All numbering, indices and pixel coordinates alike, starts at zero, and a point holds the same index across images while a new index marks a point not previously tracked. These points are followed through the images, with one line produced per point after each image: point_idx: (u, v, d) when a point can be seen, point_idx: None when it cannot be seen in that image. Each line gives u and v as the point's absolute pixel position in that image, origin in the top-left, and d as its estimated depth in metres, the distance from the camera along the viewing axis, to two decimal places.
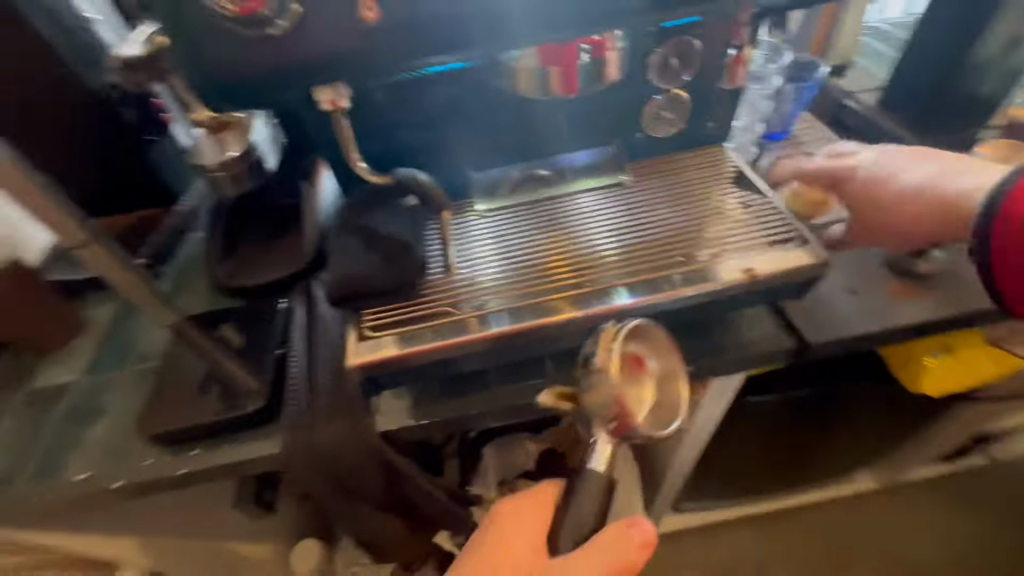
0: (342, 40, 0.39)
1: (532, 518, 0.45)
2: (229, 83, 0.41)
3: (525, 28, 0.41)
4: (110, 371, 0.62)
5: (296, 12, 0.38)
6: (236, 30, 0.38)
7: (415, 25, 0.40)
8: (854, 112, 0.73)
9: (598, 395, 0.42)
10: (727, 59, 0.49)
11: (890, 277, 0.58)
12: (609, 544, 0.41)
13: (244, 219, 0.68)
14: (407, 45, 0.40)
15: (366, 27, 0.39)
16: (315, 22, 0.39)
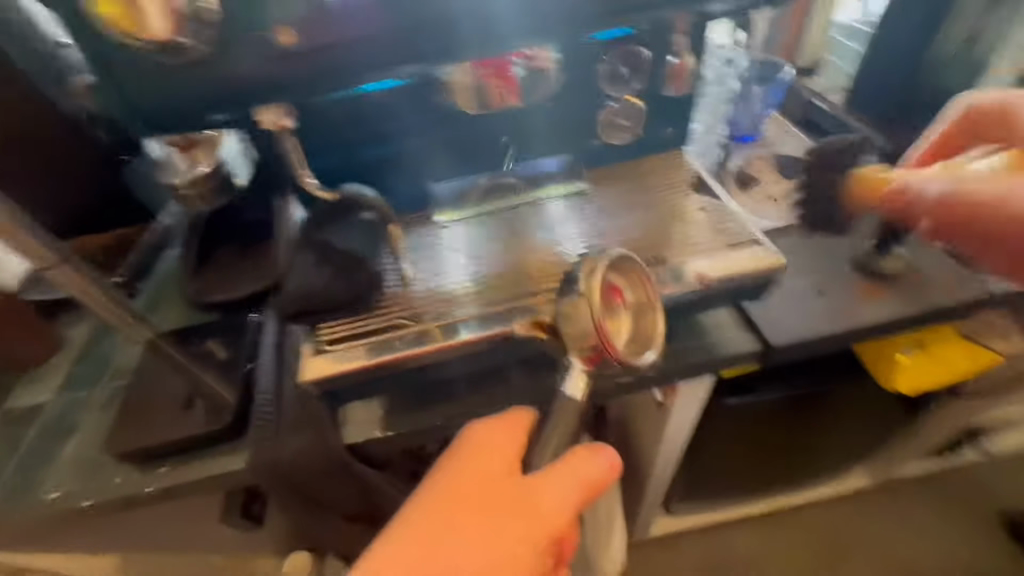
0: (281, 59, 0.39)
1: (509, 441, 0.47)
2: (154, 111, 0.40)
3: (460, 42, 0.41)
4: (84, 389, 0.63)
5: (211, 35, 0.37)
6: (159, 59, 0.37)
7: (342, 45, 0.39)
8: (824, 112, 0.73)
9: (577, 319, 0.41)
10: (669, 66, 0.49)
11: (856, 275, 0.58)
12: (578, 458, 0.45)
13: (219, 236, 0.69)
14: (337, 65, 0.40)
15: (288, 50, 0.39)
16: (241, 45, 0.38)
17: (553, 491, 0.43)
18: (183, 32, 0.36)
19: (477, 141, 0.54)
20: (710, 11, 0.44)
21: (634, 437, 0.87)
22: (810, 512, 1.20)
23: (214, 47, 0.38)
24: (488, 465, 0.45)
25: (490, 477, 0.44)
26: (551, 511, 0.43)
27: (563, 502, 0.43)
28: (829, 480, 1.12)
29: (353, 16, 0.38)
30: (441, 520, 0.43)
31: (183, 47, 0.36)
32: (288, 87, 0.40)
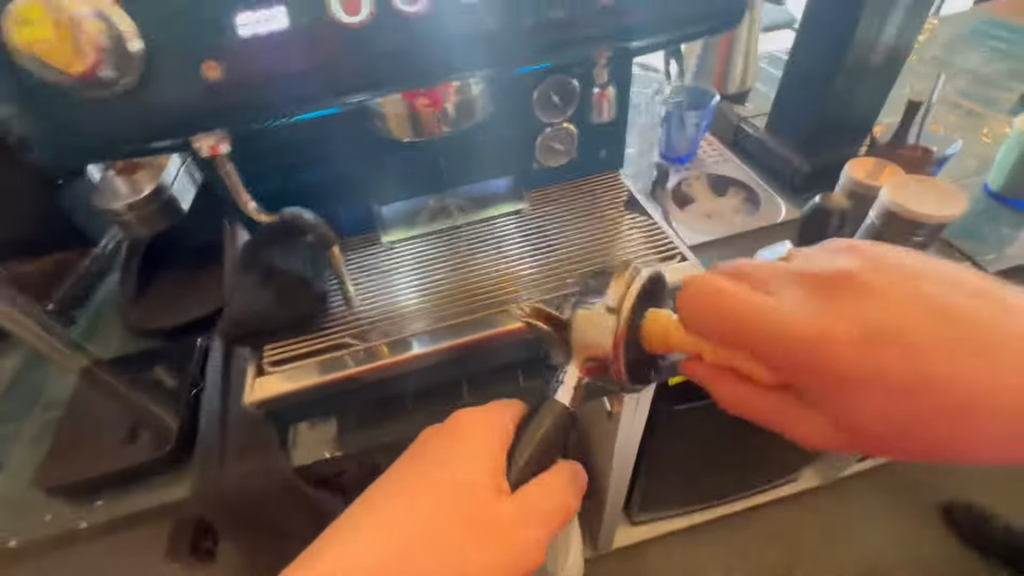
0: (212, 90, 0.40)
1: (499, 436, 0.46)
2: (80, 141, 0.40)
3: (391, 74, 0.42)
4: (9, 424, 0.59)
5: (136, 65, 0.38)
6: (85, 92, 0.38)
7: (269, 79, 0.40)
8: (751, 136, 0.79)
9: (595, 330, 0.41)
10: (593, 95, 0.52)
11: None
12: (555, 480, 0.44)
13: (164, 262, 0.68)
14: (266, 98, 0.41)
15: (213, 83, 0.40)
16: (159, 74, 0.39)
17: (525, 511, 0.43)
18: (110, 66, 0.37)
19: (421, 165, 0.55)
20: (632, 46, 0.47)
21: (591, 450, 0.88)
22: (766, 514, 1.25)
23: (144, 81, 0.38)
24: (466, 475, 0.43)
25: (466, 487, 0.43)
26: (520, 532, 0.42)
27: (533, 525, 0.43)
28: (780, 482, 1.17)
29: (280, 50, 0.40)
30: (411, 522, 0.42)
31: (117, 84, 0.38)
32: (217, 115, 0.41)
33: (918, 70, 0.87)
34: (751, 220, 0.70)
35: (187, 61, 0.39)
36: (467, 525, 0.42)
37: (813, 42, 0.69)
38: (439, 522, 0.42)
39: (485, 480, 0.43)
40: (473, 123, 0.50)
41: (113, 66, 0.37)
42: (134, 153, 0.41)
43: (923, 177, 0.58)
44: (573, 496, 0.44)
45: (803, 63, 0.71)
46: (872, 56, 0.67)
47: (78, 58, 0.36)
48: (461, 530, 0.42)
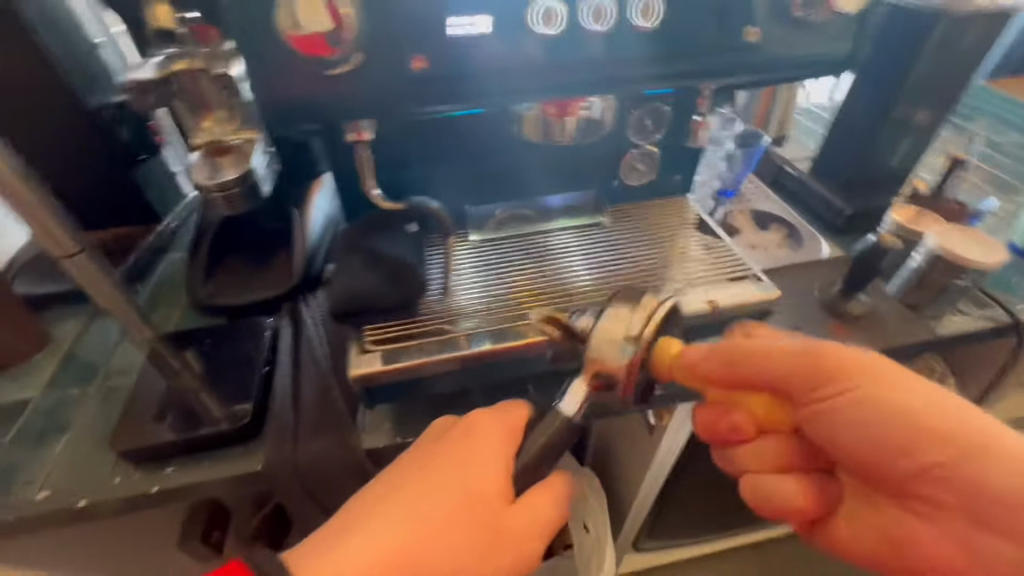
0: (379, 82, 0.44)
1: (497, 446, 0.45)
2: (272, 109, 0.45)
3: (524, 88, 0.46)
4: (72, 387, 0.60)
5: (360, 59, 0.43)
6: (289, 74, 0.43)
7: (432, 81, 0.45)
8: (792, 177, 0.85)
9: (612, 348, 0.42)
10: (692, 124, 0.56)
11: (827, 316, 0.65)
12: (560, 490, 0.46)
13: (237, 240, 0.70)
14: (431, 96, 0.46)
15: (416, 77, 0.45)
16: (349, 78, 0.44)
17: (524, 516, 0.44)
18: (340, 61, 0.43)
19: (513, 173, 0.60)
20: (727, 84, 0.51)
21: (618, 464, 0.90)
22: (767, 550, 1.26)
23: (351, 71, 0.43)
24: (478, 477, 0.44)
25: (474, 491, 0.43)
26: (515, 537, 0.44)
27: (528, 535, 0.44)
28: (787, 519, 1.18)
29: (465, 54, 0.44)
30: (426, 509, 0.42)
31: (334, 69, 0.43)
32: (367, 106, 0.45)
33: (944, 134, 0.94)
34: (794, 254, 0.74)
35: (363, 58, 0.43)
36: (471, 524, 0.42)
37: (863, 93, 0.75)
38: (445, 516, 0.42)
39: (492, 480, 0.44)
40: (594, 138, 0.54)
41: (344, 53, 0.43)
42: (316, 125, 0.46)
43: (961, 226, 0.64)
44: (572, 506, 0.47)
45: (852, 113, 0.76)
46: (915, 116, 0.72)
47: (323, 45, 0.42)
48: (463, 529, 0.42)
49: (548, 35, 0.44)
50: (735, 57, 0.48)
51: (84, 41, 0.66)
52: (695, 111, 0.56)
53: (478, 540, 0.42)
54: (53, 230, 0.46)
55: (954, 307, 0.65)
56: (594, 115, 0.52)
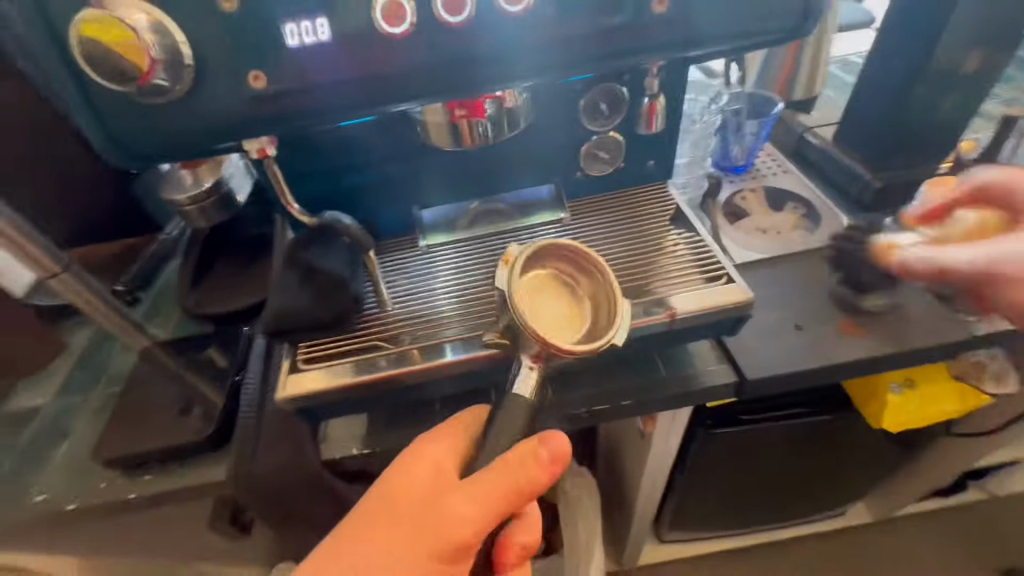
0: (248, 102, 0.38)
1: (437, 443, 0.41)
2: (128, 138, 0.39)
3: (430, 88, 0.41)
4: (79, 395, 0.65)
5: (189, 73, 0.36)
6: (132, 101, 0.37)
7: (313, 89, 0.39)
8: (814, 146, 0.74)
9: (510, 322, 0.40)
10: (642, 107, 0.50)
11: (836, 311, 0.57)
12: (506, 468, 0.37)
13: (221, 249, 0.72)
14: (319, 101, 0.39)
15: (259, 93, 0.38)
16: (212, 91, 0.38)
17: (462, 501, 0.37)
18: (164, 73, 0.36)
19: (467, 170, 0.55)
20: (689, 56, 0.44)
21: (625, 463, 0.87)
22: (806, 544, 1.18)
23: (198, 85, 0.37)
24: (411, 476, 0.40)
25: (408, 483, 0.40)
26: (463, 523, 0.37)
27: (472, 517, 0.37)
28: (824, 515, 1.10)
29: (315, 64, 0.38)
30: (371, 518, 0.40)
31: (171, 87, 0.36)
32: (247, 121, 0.39)
33: (1017, 79, 0.79)
34: (810, 238, 0.65)
35: (217, 70, 0.37)
36: (415, 526, 0.38)
37: (898, 43, 0.62)
38: (385, 512, 0.39)
39: (423, 471, 0.40)
40: (511, 135, 0.47)
41: (170, 70, 0.36)
42: (177, 153, 0.40)
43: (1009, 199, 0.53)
44: (536, 476, 0.37)
45: (882, 69, 0.65)
46: (960, 66, 0.61)
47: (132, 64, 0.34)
48: (403, 522, 0.39)
49: (404, 33, 0.38)
50: (693, 24, 0.42)
51: None
52: (644, 93, 0.50)
53: (424, 535, 0.38)
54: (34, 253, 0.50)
55: None
56: (509, 109, 0.45)
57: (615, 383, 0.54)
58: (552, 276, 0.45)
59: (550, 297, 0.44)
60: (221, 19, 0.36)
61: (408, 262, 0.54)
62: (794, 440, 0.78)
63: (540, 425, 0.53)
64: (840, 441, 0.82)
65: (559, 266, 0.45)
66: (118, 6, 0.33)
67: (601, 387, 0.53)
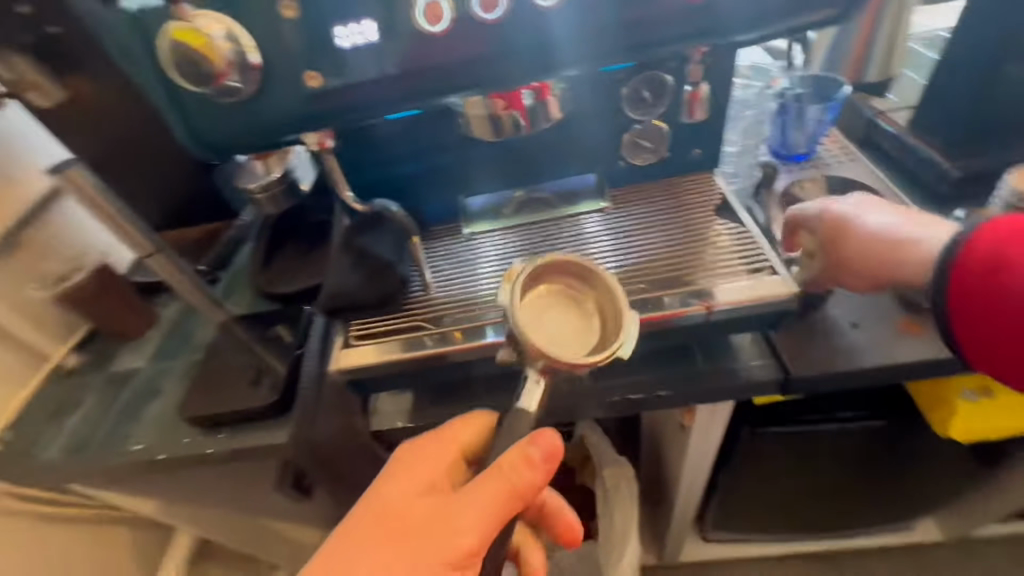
0: (307, 101, 0.42)
1: (425, 461, 0.42)
2: (207, 135, 0.43)
3: (471, 80, 0.42)
4: (169, 360, 0.73)
5: (256, 74, 0.40)
6: (209, 100, 0.42)
7: (365, 86, 0.42)
8: (885, 132, 0.68)
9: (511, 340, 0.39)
10: (684, 95, 0.50)
11: (896, 309, 0.53)
12: (500, 475, 0.38)
13: (287, 235, 0.78)
14: (371, 97, 0.42)
15: (316, 91, 0.42)
16: (277, 88, 0.41)
17: (460, 509, 0.39)
18: (237, 75, 0.40)
19: (511, 161, 0.56)
20: (734, 40, 0.43)
21: (666, 456, 0.86)
22: (865, 558, 1.11)
23: (264, 85, 0.41)
24: (405, 495, 0.41)
25: (403, 502, 0.41)
26: (464, 532, 0.38)
27: (472, 522, 0.38)
28: (886, 528, 1.03)
29: (366, 63, 0.41)
30: (368, 541, 0.39)
31: (240, 88, 0.41)
32: (306, 117, 0.43)
33: None
34: None
35: (280, 71, 0.41)
36: (417, 543, 0.39)
37: (986, 15, 0.57)
38: (381, 535, 0.39)
39: (414, 487, 0.41)
40: (548, 126, 0.49)
41: (241, 72, 0.40)
42: (245, 148, 0.44)
43: None
44: (531, 478, 0.38)
45: (967, 44, 0.59)
46: None
47: (210, 66, 0.39)
48: (402, 539, 0.39)
49: (443, 32, 0.40)
50: (742, 5, 0.40)
51: None
52: (685, 81, 0.49)
53: (427, 550, 0.38)
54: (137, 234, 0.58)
55: None
56: (545, 101, 0.47)
57: (652, 373, 0.54)
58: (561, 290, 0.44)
59: (556, 311, 0.42)
60: (284, 23, 0.39)
61: (454, 247, 0.56)
62: (851, 446, 0.74)
63: (575, 411, 0.54)
64: (903, 451, 0.76)
65: (568, 281, 0.44)
66: (200, 19, 0.38)
67: (637, 378, 0.54)
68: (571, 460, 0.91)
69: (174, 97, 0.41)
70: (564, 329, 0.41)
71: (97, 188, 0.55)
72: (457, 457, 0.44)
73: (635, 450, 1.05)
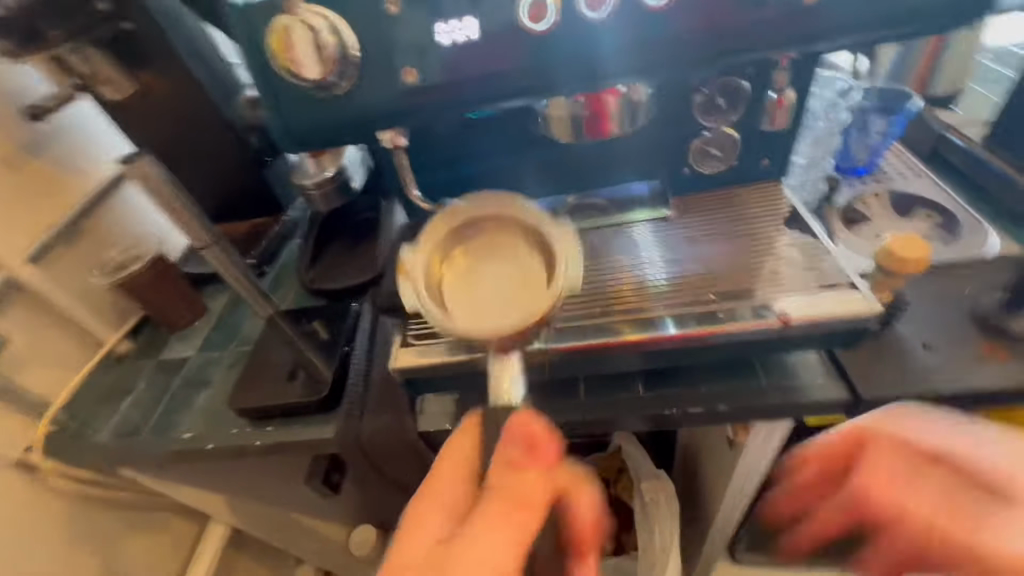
0: (399, 97, 0.43)
1: (428, 515, 0.37)
2: (297, 129, 0.45)
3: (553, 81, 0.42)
4: (217, 351, 0.75)
5: (353, 74, 0.42)
6: (302, 94, 0.43)
7: (454, 85, 0.42)
8: (956, 149, 0.66)
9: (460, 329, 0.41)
10: (767, 101, 0.49)
11: (974, 332, 0.51)
12: (501, 487, 0.35)
13: (333, 233, 0.79)
14: (458, 96, 0.43)
15: (410, 87, 0.43)
16: (369, 85, 0.43)
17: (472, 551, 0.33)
18: (334, 72, 0.41)
19: (573, 166, 0.56)
20: (819, 49, 0.42)
21: (705, 473, 0.84)
22: None
23: (360, 80, 0.42)
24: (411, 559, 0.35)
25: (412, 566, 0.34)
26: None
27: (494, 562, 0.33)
28: None
29: (458, 62, 0.41)
30: None
31: (337, 87, 0.42)
32: (392, 115, 0.44)
33: None
34: (947, 250, 0.58)
35: (376, 69, 0.42)
36: None
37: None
38: None
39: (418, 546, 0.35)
40: (631, 129, 0.48)
41: (337, 70, 0.41)
42: (334, 145, 0.46)
43: None
44: (535, 480, 0.35)
45: None
46: None
47: (312, 63, 0.40)
48: None
49: (542, 31, 0.40)
50: (833, 12, 0.39)
51: (221, 63, 0.77)
52: (769, 87, 0.48)
53: None
54: (195, 225, 0.59)
55: None
56: (631, 103, 0.46)
57: (708, 387, 0.52)
58: (486, 249, 0.45)
59: (489, 273, 0.44)
60: (381, 20, 0.41)
61: None
62: None
63: (627, 421, 0.53)
64: None
65: (486, 230, 0.46)
66: (306, 13, 0.39)
67: (694, 391, 0.52)
68: (605, 471, 0.90)
69: (271, 90, 0.43)
70: (502, 293, 0.42)
71: (166, 180, 0.56)
72: (462, 475, 0.39)
73: (668, 465, 1.02)
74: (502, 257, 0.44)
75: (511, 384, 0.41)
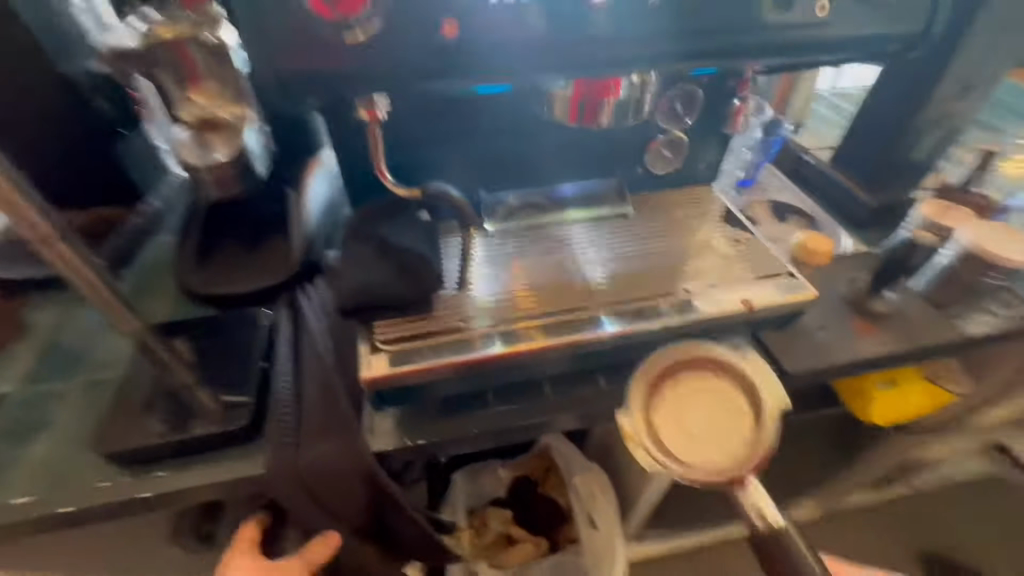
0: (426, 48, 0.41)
1: None
2: (289, 77, 0.42)
3: (558, 63, 0.43)
4: (54, 382, 0.56)
5: (376, 23, 0.40)
6: (314, 37, 0.40)
7: (478, 51, 0.42)
8: (811, 167, 0.81)
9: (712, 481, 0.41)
10: (731, 107, 0.56)
11: (848, 314, 0.62)
12: None
13: (216, 227, 0.61)
14: (470, 64, 0.42)
15: (444, 44, 0.41)
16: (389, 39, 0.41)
17: None
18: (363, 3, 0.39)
19: (540, 158, 0.59)
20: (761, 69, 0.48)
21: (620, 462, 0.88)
22: None
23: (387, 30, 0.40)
24: None
25: None
26: None
27: None
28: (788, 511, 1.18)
29: (492, 23, 0.41)
30: None
31: (347, 35, 0.40)
32: None
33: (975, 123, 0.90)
34: None
35: (404, 21, 0.40)
36: None
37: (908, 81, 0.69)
38: None
39: None
40: (637, 120, 0.51)
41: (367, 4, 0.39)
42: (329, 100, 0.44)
43: (997, 223, 0.61)
44: None
45: (887, 99, 0.71)
46: (952, 103, 0.68)
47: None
48: None
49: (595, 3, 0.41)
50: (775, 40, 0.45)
51: None
52: (734, 95, 0.55)
53: None
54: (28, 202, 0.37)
55: (981, 307, 0.63)
56: (634, 94, 0.49)
57: None
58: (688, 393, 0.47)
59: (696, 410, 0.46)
60: None
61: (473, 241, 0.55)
62: None
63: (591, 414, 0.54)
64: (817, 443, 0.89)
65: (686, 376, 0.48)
66: None
67: None
68: (533, 471, 0.90)
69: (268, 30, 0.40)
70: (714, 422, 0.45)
71: None
72: None
73: None
74: (709, 399, 0.46)
75: (770, 506, 0.40)
